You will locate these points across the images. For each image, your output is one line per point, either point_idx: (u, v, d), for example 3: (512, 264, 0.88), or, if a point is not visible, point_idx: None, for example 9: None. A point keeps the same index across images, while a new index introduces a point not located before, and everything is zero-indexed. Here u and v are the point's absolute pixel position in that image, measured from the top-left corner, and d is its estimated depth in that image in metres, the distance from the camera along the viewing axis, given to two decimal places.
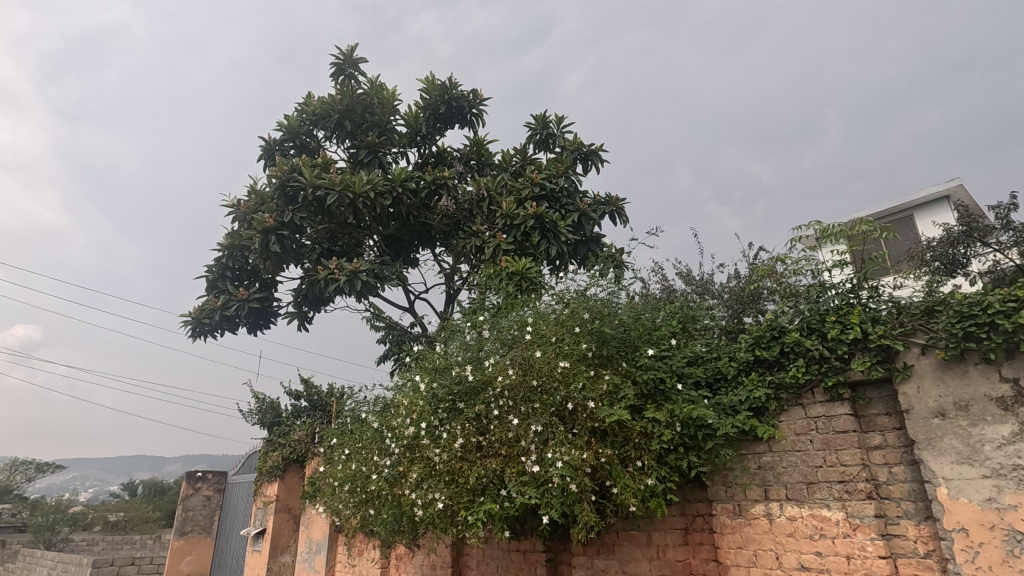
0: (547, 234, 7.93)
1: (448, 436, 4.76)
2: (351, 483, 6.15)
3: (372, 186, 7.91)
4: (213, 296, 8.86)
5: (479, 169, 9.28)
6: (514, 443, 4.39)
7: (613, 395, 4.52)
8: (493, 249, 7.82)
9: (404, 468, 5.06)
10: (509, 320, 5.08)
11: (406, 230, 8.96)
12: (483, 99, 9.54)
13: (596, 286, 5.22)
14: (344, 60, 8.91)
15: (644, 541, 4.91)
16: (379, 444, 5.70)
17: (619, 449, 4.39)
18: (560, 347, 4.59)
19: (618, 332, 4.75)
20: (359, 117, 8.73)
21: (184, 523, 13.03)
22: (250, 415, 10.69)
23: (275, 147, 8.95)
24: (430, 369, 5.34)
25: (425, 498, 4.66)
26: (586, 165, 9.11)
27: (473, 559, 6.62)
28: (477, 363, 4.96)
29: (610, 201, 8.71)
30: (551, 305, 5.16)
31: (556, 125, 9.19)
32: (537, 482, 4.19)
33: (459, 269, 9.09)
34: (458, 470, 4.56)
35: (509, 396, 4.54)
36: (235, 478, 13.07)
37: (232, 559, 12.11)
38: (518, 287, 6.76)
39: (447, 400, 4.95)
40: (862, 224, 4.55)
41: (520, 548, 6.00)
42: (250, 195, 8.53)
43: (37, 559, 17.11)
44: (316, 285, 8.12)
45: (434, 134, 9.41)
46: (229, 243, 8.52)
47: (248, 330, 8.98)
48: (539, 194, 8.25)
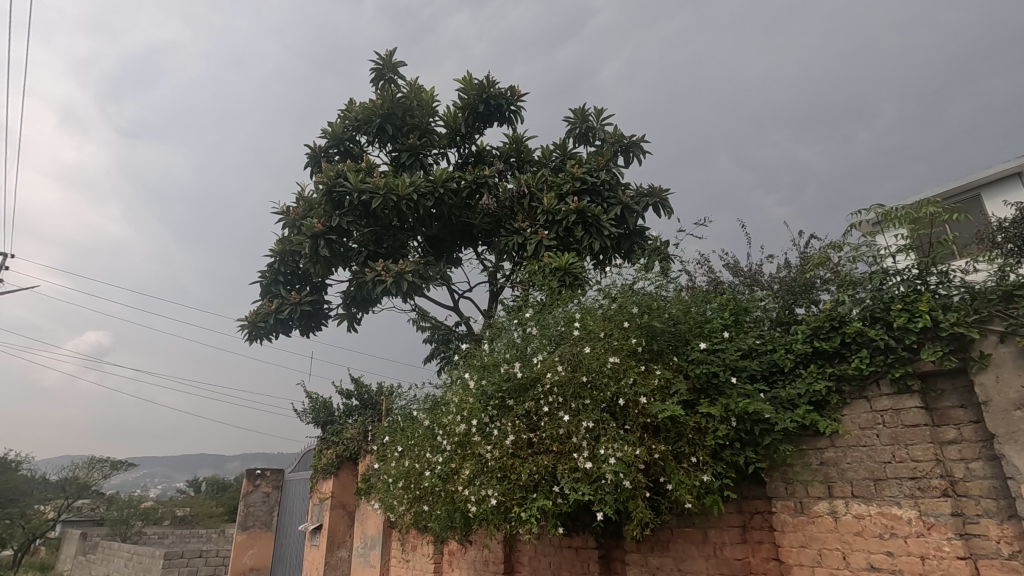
0: (590, 229, 7.87)
1: (499, 432, 4.79)
2: (405, 479, 6.26)
3: (415, 188, 8.04)
4: (267, 300, 9.18)
5: (519, 166, 9.30)
6: (565, 439, 4.39)
7: (665, 390, 4.42)
8: (536, 246, 7.80)
9: (456, 464, 5.12)
10: (556, 316, 5.07)
11: (450, 230, 9.09)
12: (521, 96, 9.55)
13: (643, 280, 5.13)
14: (384, 65, 9.08)
15: (700, 539, 4.81)
16: (431, 441, 5.78)
17: (673, 445, 4.30)
18: (609, 342, 4.55)
19: (668, 326, 4.65)
20: (400, 120, 8.88)
21: (247, 518, 13.57)
22: (304, 415, 11.05)
23: (321, 154, 9.21)
24: (478, 366, 5.38)
25: (478, 494, 4.71)
26: (628, 157, 8.97)
27: (526, 556, 6.62)
28: (525, 359, 4.98)
29: (654, 192, 8.55)
30: (597, 300, 5.13)
31: (596, 118, 9.10)
32: (590, 479, 4.17)
33: (501, 267, 9.15)
34: (510, 466, 4.58)
35: (558, 392, 4.54)
36: (292, 475, 13.54)
37: (292, 552, 12.55)
38: (563, 282, 6.73)
39: (497, 397, 4.99)
40: (929, 206, 4.28)
41: (572, 544, 5.96)
42: (299, 201, 8.83)
43: (114, 551, 18.33)
44: (364, 287, 8.31)
45: (473, 134, 9.48)
46: (281, 248, 8.82)
47: (301, 333, 9.29)
48: (580, 188, 8.16)
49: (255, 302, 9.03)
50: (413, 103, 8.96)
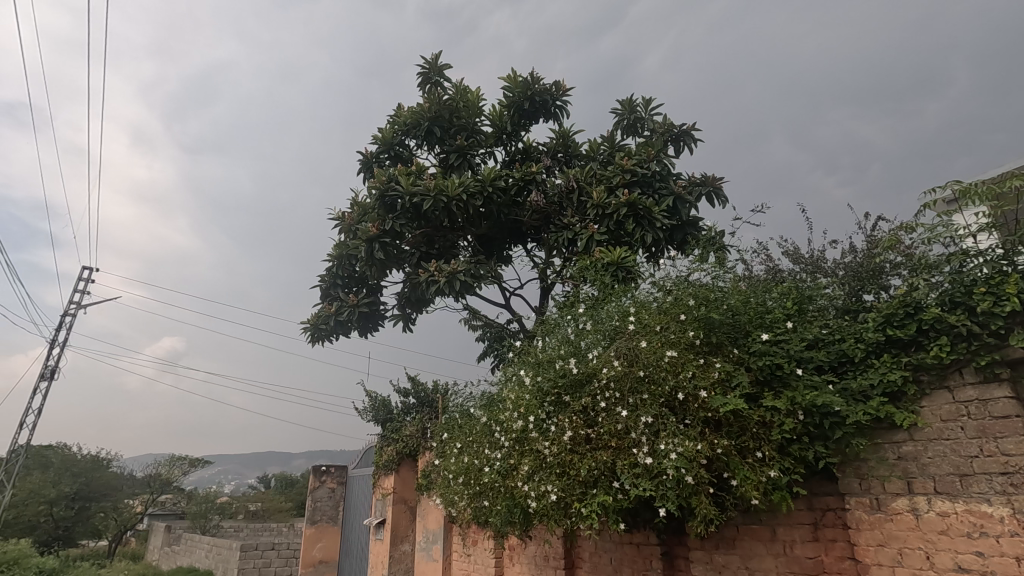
0: (641, 221, 7.73)
1: (556, 429, 4.80)
2: (465, 474, 6.36)
3: (464, 189, 8.15)
4: (327, 303, 9.54)
5: (567, 161, 9.27)
6: (624, 435, 4.35)
7: (726, 383, 4.29)
8: (586, 241, 7.75)
9: (514, 460, 5.18)
10: (610, 310, 5.04)
11: (499, 228, 9.17)
12: (566, 91, 9.51)
13: (699, 271, 5.00)
14: (430, 68, 9.24)
15: (768, 536, 4.65)
16: (488, 437, 5.86)
17: (736, 440, 4.19)
18: (666, 336, 4.46)
19: (727, 318, 4.52)
20: (447, 122, 9.02)
21: (314, 512, 14.17)
22: (364, 412, 11.42)
23: (372, 160, 9.47)
24: (533, 363, 5.40)
25: (538, 490, 4.75)
26: (678, 146, 8.76)
27: (586, 552, 6.60)
28: (580, 355, 4.96)
29: (707, 181, 8.32)
30: (651, 294, 5.05)
31: (644, 108, 8.93)
32: (650, 474, 4.13)
33: (552, 263, 9.15)
34: (569, 462, 4.59)
35: (615, 387, 4.50)
36: (355, 471, 14.02)
37: (357, 546, 13.01)
38: (615, 277, 6.66)
39: (553, 394, 5.00)
40: (1014, 181, 3.96)
41: (632, 541, 5.88)
42: (353, 207, 9.12)
43: (196, 542, 19.57)
44: (419, 287, 8.52)
45: (519, 131, 9.50)
46: (338, 253, 9.13)
47: (360, 334, 9.61)
48: (630, 180, 8.03)
49: (316, 305, 9.40)
50: (459, 105, 9.07)
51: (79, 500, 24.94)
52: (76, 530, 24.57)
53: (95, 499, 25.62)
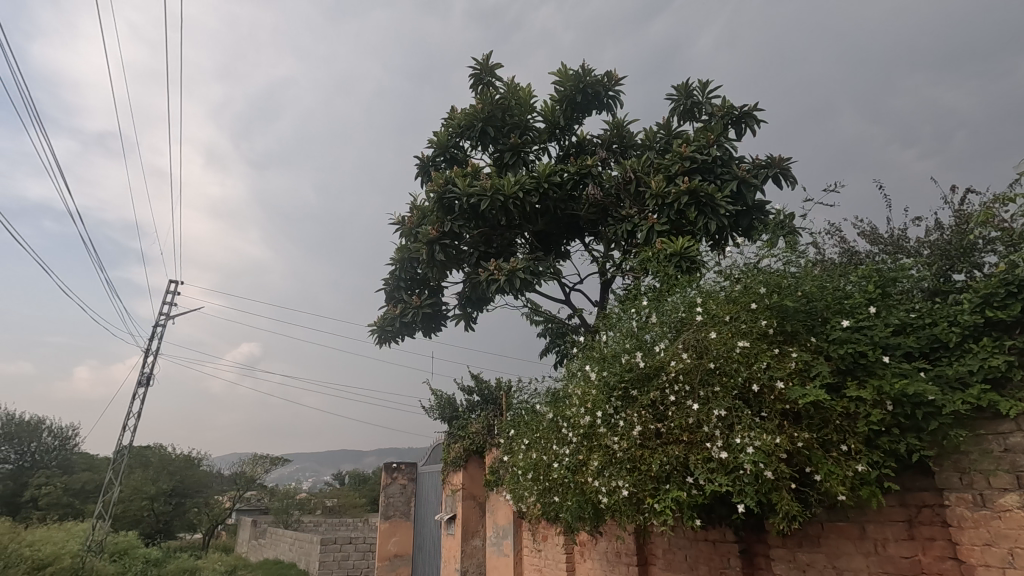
0: (703, 208, 7.48)
1: (625, 424, 4.75)
2: (533, 470, 6.38)
3: (520, 186, 8.17)
4: (392, 305, 9.84)
5: (622, 152, 9.12)
6: (696, 429, 4.25)
7: (804, 373, 4.07)
8: (647, 232, 7.60)
9: (583, 456, 5.15)
10: (675, 301, 4.91)
11: (556, 223, 9.15)
12: (618, 80, 9.35)
13: (769, 257, 4.78)
14: (481, 69, 9.32)
15: (857, 534, 4.40)
16: (556, 433, 5.86)
17: (818, 432, 3.99)
18: (737, 326, 4.30)
19: (802, 305, 4.29)
20: (500, 121, 9.06)
21: (388, 508, 14.66)
22: (431, 410, 11.70)
23: (429, 163, 9.67)
24: (598, 357, 5.35)
25: (609, 485, 4.71)
26: (740, 128, 8.42)
27: (659, 548, 6.47)
28: (646, 348, 4.87)
29: (773, 163, 7.94)
30: (718, 283, 4.88)
31: (702, 91, 8.63)
32: (726, 469, 4.01)
33: (611, 256, 9.03)
34: (640, 457, 4.52)
35: (685, 380, 4.40)
36: (424, 468, 14.40)
37: (430, 541, 13.35)
38: (679, 267, 6.49)
39: (620, 388, 4.93)
40: None
41: (708, 537, 5.71)
42: (413, 211, 9.34)
43: (279, 536, 20.72)
44: (479, 286, 8.63)
45: (572, 125, 9.43)
46: (400, 257, 9.38)
47: (424, 334, 9.85)
48: (690, 167, 7.78)
49: (382, 308, 9.72)
50: (511, 103, 9.11)
51: (175, 496, 27.04)
52: (175, 524, 26.65)
53: (189, 495, 27.70)
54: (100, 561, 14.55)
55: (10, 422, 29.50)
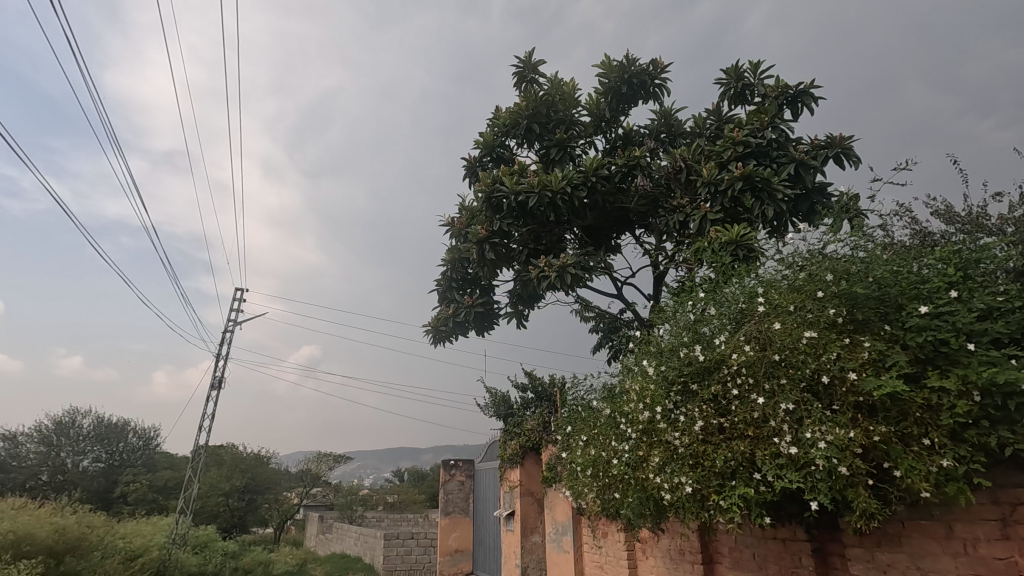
0: (760, 194, 7.19)
1: (686, 419, 4.65)
2: (592, 466, 6.34)
3: (568, 181, 8.13)
4: (445, 306, 10.00)
5: (671, 141, 8.91)
6: (762, 423, 4.11)
7: (879, 364, 3.85)
8: (700, 221, 7.40)
9: (643, 452, 5.08)
10: (735, 292, 4.76)
11: (605, 217, 9.04)
12: (664, 68, 9.13)
13: (835, 242, 4.55)
14: (525, 66, 9.32)
15: (942, 534, 4.13)
16: (614, 430, 5.79)
17: (896, 426, 3.78)
18: (802, 316, 4.12)
19: (874, 291, 4.03)
20: (545, 117, 9.03)
21: (447, 504, 14.93)
22: (486, 408, 11.82)
23: (476, 164, 9.76)
24: (655, 352, 5.25)
25: (671, 482, 4.64)
26: (796, 108, 8.04)
27: (725, 547, 6.28)
28: (705, 342, 4.74)
29: (833, 142, 7.54)
30: (779, 272, 4.69)
31: (753, 73, 8.31)
32: (796, 465, 3.87)
33: (663, 248, 8.84)
34: (702, 453, 4.43)
35: (748, 373, 4.25)
36: (481, 465, 14.57)
37: (490, 537, 13.50)
38: (735, 257, 6.28)
39: (679, 382, 4.83)
40: None
41: (777, 536, 5.51)
42: (462, 212, 9.45)
43: (345, 531, 21.49)
44: (530, 284, 8.64)
45: (618, 117, 9.29)
46: (451, 258, 9.51)
47: (477, 333, 9.97)
48: (743, 152, 7.50)
49: (435, 308, 9.89)
50: (556, 98, 9.06)
51: (248, 492, 28.52)
52: (249, 519, 28.15)
53: (260, 492, 29.18)
54: (184, 554, 15.53)
55: (101, 424, 31.94)
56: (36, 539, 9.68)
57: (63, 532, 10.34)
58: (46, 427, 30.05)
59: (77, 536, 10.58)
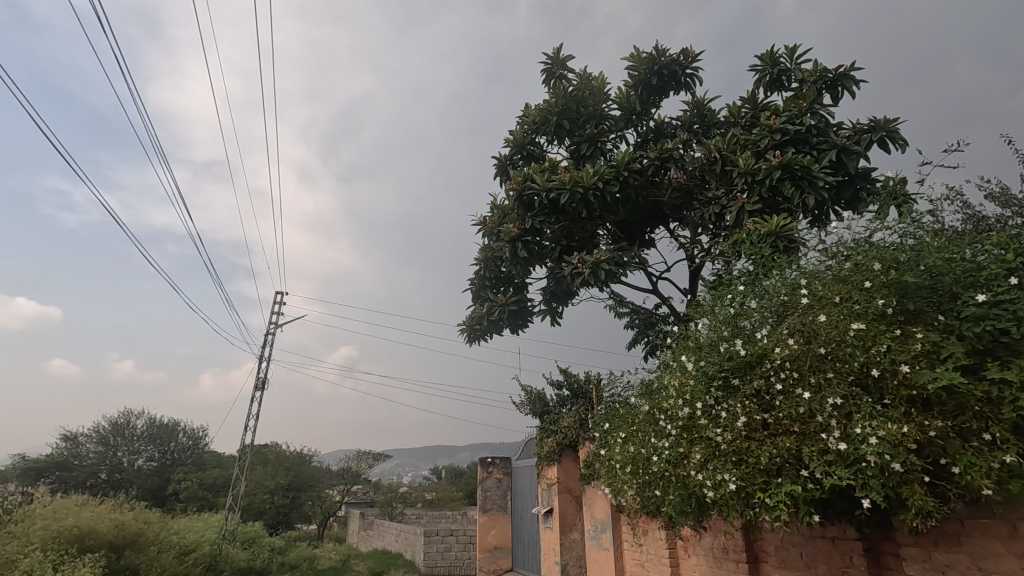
0: (800, 182, 6.97)
1: (728, 415, 4.56)
2: (632, 464, 6.27)
3: (600, 176, 8.05)
4: (479, 304, 10.05)
5: (704, 131, 8.73)
6: (809, 419, 3.99)
7: (933, 356, 3.68)
8: (737, 212, 7.25)
9: (684, 449, 5.01)
10: (776, 284, 4.63)
11: (638, 211, 8.92)
12: (695, 57, 8.94)
13: (881, 230, 4.37)
14: (553, 63, 9.28)
15: (1006, 534, 3.93)
16: (653, 426, 5.72)
17: (953, 420, 3.61)
18: (849, 307, 3.98)
19: (925, 280, 3.81)
20: (575, 113, 8.97)
21: (485, 502, 15.03)
22: (522, 406, 11.82)
23: (507, 162, 9.77)
24: (694, 347, 5.16)
25: (714, 479, 4.57)
26: (836, 92, 7.76)
27: (771, 545, 6.12)
28: (747, 336, 4.63)
29: (877, 126, 7.25)
30: (822, 262, 4.54)
31: (789, 58, 8.05)
32: (846, 461, 3.75)
33: (699, 241, 8.67)
34: (746, 449, 4.35)
35: (793, 367, 4.14)
36: (518, 462, 14.61)
37: (528, 534, 13.53)
38: (775, 248, 6.11)
39: (720, 378, 4.73)
40: None
41: (826, 534, 5.34)
42: (494, 210, 9.47)
43: (386, 527, 21.89)
44: (564, 281, 8.59)
45: (649, 109, 9.15)
46: (483, 256, 9.55)
47: (511, 331, 9.99)
48: (781, 140, 7.28)
49: (469, 307, 9.95)
50: (585, 93, 8.98)
51: (292, 490, 29.35)
52: (293, 515, 28.98)
53: (304, 489, 29.98)
54: (234, 549, 16.08)
55: (153, 424, 33.40)
56: (98, 534, 10.20)
57: (122, 527, 10.84)
58: (104, 428, 31.59)
59: (135, 531, 11.07)
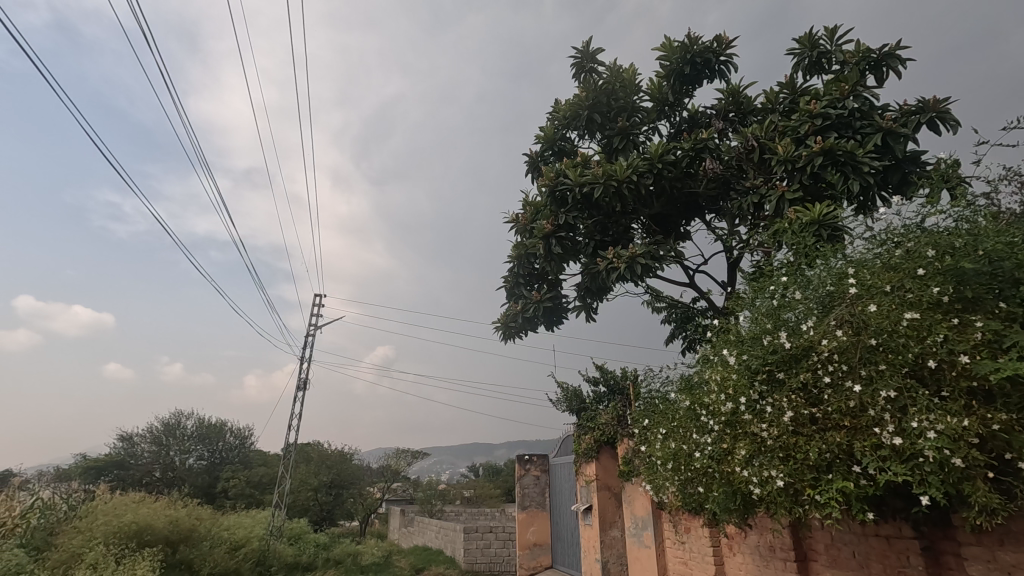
0: (844, 167, 6.72)
1: (773, 410, 4.44)
2: (673, 460, 6.16)
3: (633, 170, 7.95)
4: (514, 302, 10.07)
5: (740, 119, 8.51)
6: (860, 413, 3.85)
7: (995, 345, 3.49)
8: (777, 201, 7.05)
9: (728, 445, 4.91)
10: (821, 274, 4.48)
11: (673, 204, 8.78)
12: (729, 44, 8.72)
13: (935, 215, 4.17)
14: (583, 56, 9.20)
15: None
16: (694, 422, 5.61)
17: (1018, 413, 3.41)
18: (901, 296, 3.80)
19: (984, 266, 3.60)
20: (606, 106, 8.87)
21: (524, 499, 15.06)
22: (559, 403, 11.78)
23: (538, 159, 9.75)
24: (736, 341, 5.04)
25: (761, 475, 4.47)
26: (880, 72, 7.44)
27: (821, 543, 5.93)
28: (792, 328, 4.49)
29: (926, 106, 6.91)
30: (870, 251, 4.36)
31: (829, 40, 7.77)
32: (901, 456, 3.60)
33: (737, 232, 8.47)
34: (794, 445, 4.23)
35: (841, 360, 4.00)
36: (556, 460, 14.57)
37: (568, 531, 13.48)
38: (819, 237, 5.91)
39: (764, 371, 4.62)
40: None
41: (879, 533, 5.14)
42: (526, 207, 9.47)
43: (426, 524, 22.19)
44: (598, 276, 8.51)
45: (682, 99, 8.96)
46: (517, 254, 9.55)
47: (546, 328, 9.97)
48: (822, 125, 7.03)
49: (504, 305, 9.98)
50: (616, 86, 8.87)
51: (335, 487, 30.08)
52: (336, 512, 29.70)
53: (346, 487, 30.66)
54: (281, 545, 16.58)
55: (203, 424, 34.75)
56: (156, 529, 10.67)
57: (177, 522, 11.30)
58: (157, 428, 33.05)
59: (190, 527, 11.53)
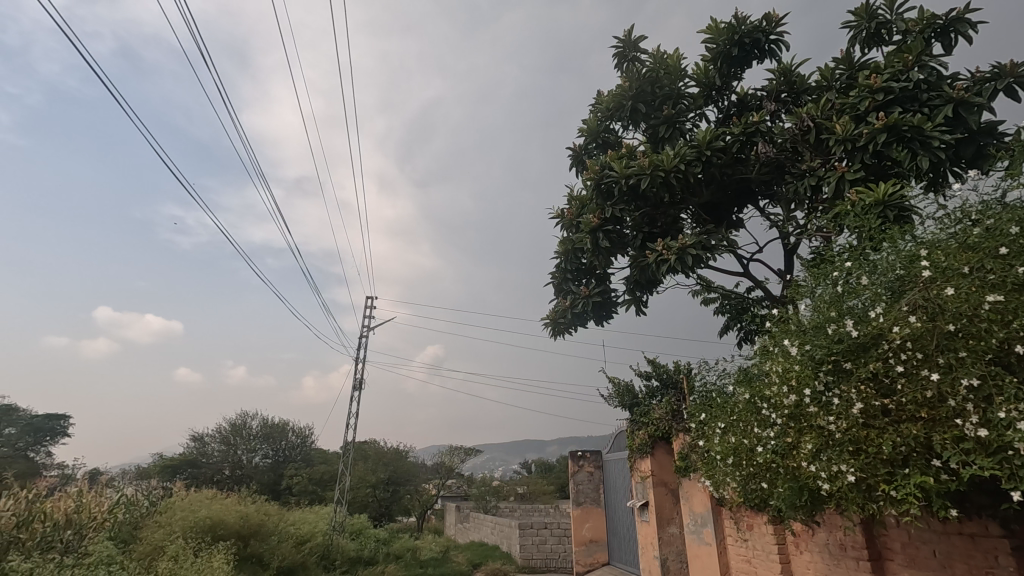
0: (910, 143, 6.33)
1: (840, 402, 4.22)
2: (733, 455, 5.94)
3: (681, 158, 7.74)
4: (562, 298, 10.02)
5: (794, 99, 8.15)
6: (938, 403, 3.62)
7: None
8: (837, 183, 6.73)
9: (792, 439, 4.72)
10: (890, 257, 4.23)
11: (723, 191, 8.50)
12: (779, 21, 8.36)
13: (1016, 188, 3.87)
14: (625, 45, 9.03)
15: None
16: (755, 415, 5.42)
17: None
18: (982, 278, 3.54)
19: None
20: (650, 95, 8.68)
21: (578, 495, 15.00)
22: (610, 398, 11.64)
23: (582, 153, 9.66)
24: (797, 330, 4.83)
25: (830, 470, 4.28)
26: (947, 40, 6.96)
27: (897, 542, 5.63)
28: (858, 315, 4.26)
29: (1002, 72, 6.40)
30: (944, 230, 4.08)
31: (889, 9, 7.32)
32: (987, 449, 3.37)
33: (793, 217, 8.12)
34: (865, 438, 4.04)
35: (915, 347, 3.76)
36: (610, 456, 14.43)
37: (624, 528, 13.33)
38: (885, 218, 5.59)
39: (828, 362, 4.38)
40: None
41: (962, 531, 4.83)
42: (572, 201, 9.38)
43: (482, 520, 22.45)
44: (647, 269, 8.34)
45: (730, 83, 8.72)
46: (564, 249, 9.49)
47: (596, 323, 9.88)
48: (884, 100, 6.62)
49: (553, 301, 9.95)
50: (660, 73, 8.66)
51: (392, 484, 30.88)
52: (394, 508, 30.48)
53: (403, 484, 31.41)
54: (343, 540, 17.13)
55: (267, 424, 36.38)
56: (228, 524, 11.24)
57: (246, 518, 11.84)
58: (225, 428, 34.82)
59: (258, 522, 12.07)
